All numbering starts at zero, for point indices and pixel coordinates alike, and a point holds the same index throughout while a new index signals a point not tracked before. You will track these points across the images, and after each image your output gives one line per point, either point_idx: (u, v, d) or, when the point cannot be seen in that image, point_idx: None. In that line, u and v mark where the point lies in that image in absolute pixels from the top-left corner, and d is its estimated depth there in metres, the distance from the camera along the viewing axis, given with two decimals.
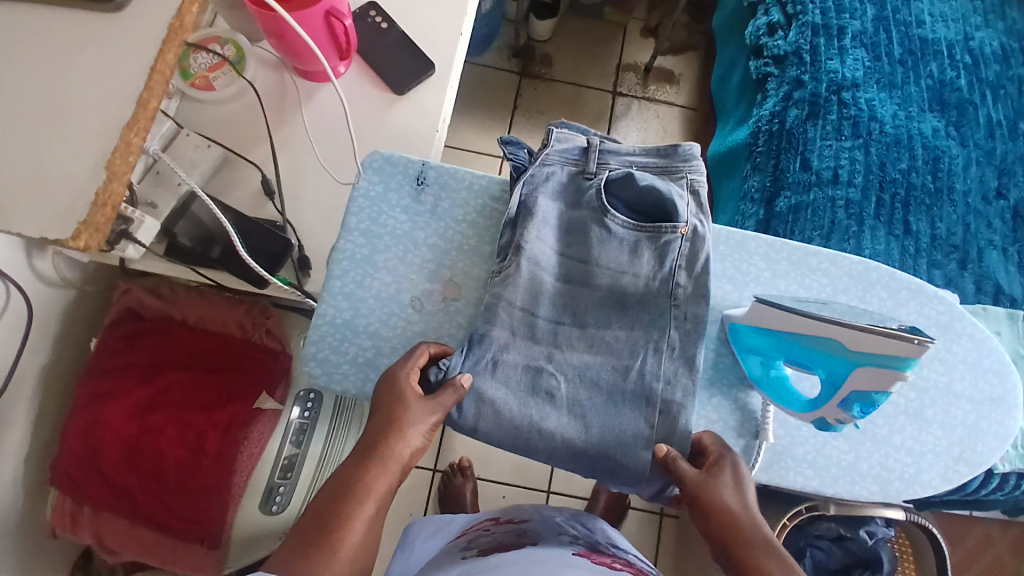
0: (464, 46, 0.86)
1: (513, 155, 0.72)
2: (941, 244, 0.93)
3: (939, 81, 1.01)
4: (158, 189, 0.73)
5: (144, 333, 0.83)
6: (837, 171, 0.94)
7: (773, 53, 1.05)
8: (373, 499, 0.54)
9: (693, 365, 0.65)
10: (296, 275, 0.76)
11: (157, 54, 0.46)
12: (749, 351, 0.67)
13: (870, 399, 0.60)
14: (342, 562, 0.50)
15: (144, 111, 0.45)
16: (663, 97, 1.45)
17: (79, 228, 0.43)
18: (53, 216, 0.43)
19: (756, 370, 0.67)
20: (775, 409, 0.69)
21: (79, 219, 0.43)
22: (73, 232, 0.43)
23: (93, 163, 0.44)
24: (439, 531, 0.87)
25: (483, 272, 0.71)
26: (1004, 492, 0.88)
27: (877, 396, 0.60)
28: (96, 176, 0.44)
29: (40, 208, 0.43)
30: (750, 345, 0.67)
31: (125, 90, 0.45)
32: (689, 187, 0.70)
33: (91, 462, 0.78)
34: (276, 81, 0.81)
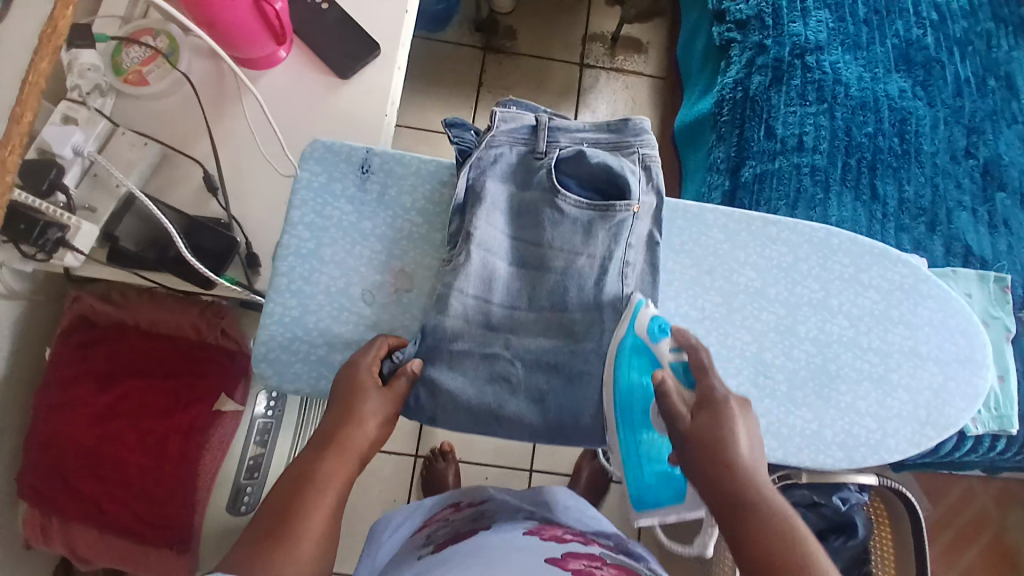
0: (411, 25, 0.83)
1: (459, 139, 0.68)
2: (909, 208, 0.92)
3: (905, 41, 0.99)
4: (96, 192, 0.70)
5: (97, 341, 0.80)
6: (802, 138, 0.92)
7: (735, 18, 1.01)
8: (334, 488, 0.53)
9: None
10: (246, 272, 0.74)
11: (28, 62, 0.39)
12: (640, 468, 0.66)
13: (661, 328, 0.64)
14: (306, 553, 0.49)
15: (17, 127, 0.38)
16: (632, 66, 1.42)
17: None
18: None
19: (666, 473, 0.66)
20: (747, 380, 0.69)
21: None
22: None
23: None
24: (412, 515, 0.87)
25: (435, 260, 0.69)
26: (979, 453, 0.87)
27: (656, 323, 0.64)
28: None
29: None
30: (650, 472, 0.66)
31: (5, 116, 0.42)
32: (641, 163, 0.68)
33: (54, 473, 0.76)
34: (213, 69, 0.78)
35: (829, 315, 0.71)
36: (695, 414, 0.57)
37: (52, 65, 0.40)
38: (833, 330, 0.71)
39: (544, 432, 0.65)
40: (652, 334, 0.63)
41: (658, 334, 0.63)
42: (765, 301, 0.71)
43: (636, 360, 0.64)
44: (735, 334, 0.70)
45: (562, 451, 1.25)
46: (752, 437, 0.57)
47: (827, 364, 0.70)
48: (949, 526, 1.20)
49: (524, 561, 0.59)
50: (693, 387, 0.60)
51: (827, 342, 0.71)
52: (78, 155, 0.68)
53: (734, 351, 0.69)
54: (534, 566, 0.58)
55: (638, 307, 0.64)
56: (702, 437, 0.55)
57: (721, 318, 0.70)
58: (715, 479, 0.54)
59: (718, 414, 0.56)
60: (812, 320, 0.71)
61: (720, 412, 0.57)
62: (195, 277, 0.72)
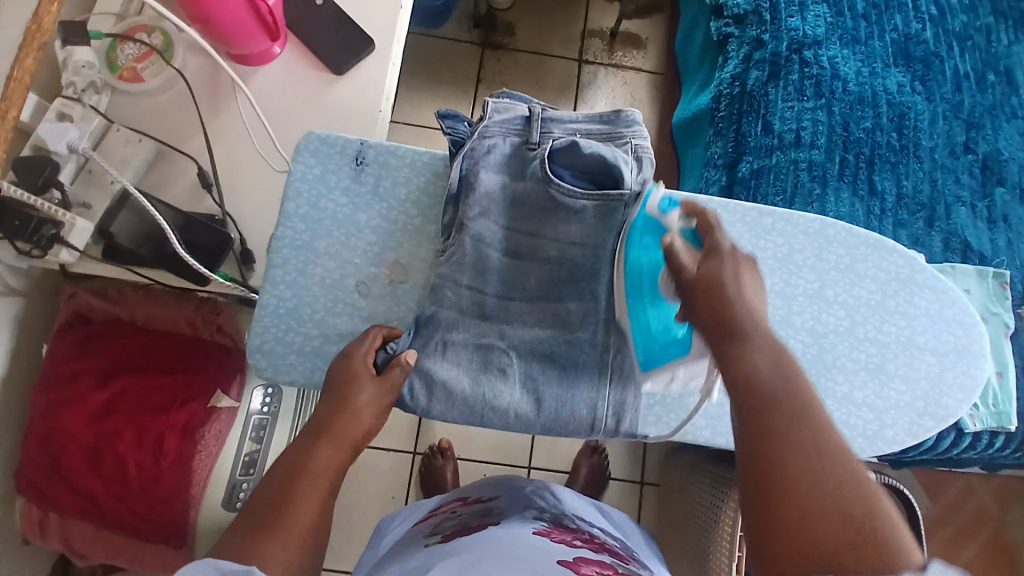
0: (406, 19, 0.83)
1: (452, 129, 0.69)
2: (907, 203, 0.91)
3: (904, 35, 0.98)
4: (91, 189, 0.70)
5: (95, 337, 0.81)
6: (800, 133, 0.92)
7: (733, 12, 1.01)
8: (328, 477, 0.53)
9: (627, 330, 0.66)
10: (240, 270, 0.74)
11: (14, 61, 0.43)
12: (647, 333, 0.63)
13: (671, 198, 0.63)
14: (299, 540, 0.49)
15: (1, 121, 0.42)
16: (631, 62, 1.41)
17: None
18: None
19: (672, 336, 0.62)
20: None
21: None
22: None
23: None
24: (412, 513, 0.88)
25: (430, 251, 0.69)
26: (977, 450, 0.86)
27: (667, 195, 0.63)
28: None
29: None
30: (657, 337, 0.63)
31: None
32: (633, 154, 0.68)
33: (53, 468, 0.77)
34: (208, 64, 0.78)
35: (825, 306, 0.71)
36: (703, 262, 0.57)
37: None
38: (829, 321, 0.71)
39: (540, 425, 0.65)
40: (661, 207, 0.62)
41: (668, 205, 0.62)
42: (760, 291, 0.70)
43: (645, 232, 0.63)
44: None
45: (562, 447, 1.25)
46: (754, 286, 0.58)
47: (824, 355, 0.70)
48: (948, 524, 1.20)
49: (533, 561, 0.59)
50: (702, 245, 0.59)
51: (823, 333, 0.70)
52: (73, 152, 0.68)
53: None
54: (543, 566, 0.58)
55: (649, 193, 0.64)
56: (706, 282, 0.56)
57: None
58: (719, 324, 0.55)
59: (725, 264, 0.57)
60: (807, 311, 0.71)
61: (729, 264, 0.57)
62: (189, 273, 0.72)
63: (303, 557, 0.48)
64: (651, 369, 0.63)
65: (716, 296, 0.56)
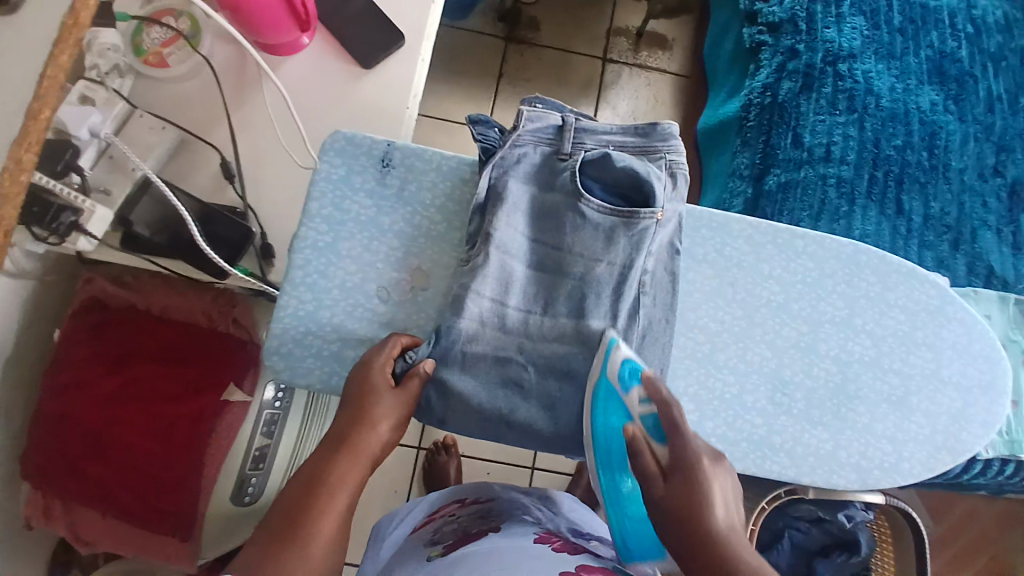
0: (436, 16, 0.82)
1: (483, 135, 0.67)
2: (934, 224, 0.90)
3: (939, 52, 0.96)
4: (113, 175, 0.68)
5: (108, 323, 0.80)
6: (830, 148, 0.90)
7: (767, 20, 0.99)
8: (345, 491, 0.53)
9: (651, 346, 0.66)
10: (261, 264, 0.73)
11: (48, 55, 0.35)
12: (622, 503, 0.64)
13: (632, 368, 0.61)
14: (314, 558, 0.49)
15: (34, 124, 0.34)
16: (655, 63, 1.39)
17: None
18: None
19: (649, 528, 0.63)
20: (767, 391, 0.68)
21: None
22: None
23: None
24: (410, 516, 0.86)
25: (453, 259, 0.68)
26: (986, 477, 0.86)
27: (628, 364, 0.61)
28: None
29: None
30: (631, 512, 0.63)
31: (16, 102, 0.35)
32: (668, 169, 0.67)
33: (60, 454, 0.76)
34: (234, 55, 0.76)
35: (852, 334, 0.70)
36: (668, 474, 0.54)
37: (73, 58, 0.36)
38: (855, 349, 0.69)
39: (555, 439, 0.64)
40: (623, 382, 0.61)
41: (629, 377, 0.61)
42: (787, 315, 0.69)
43: (610, 411, 0.62)
44: (754, 350, 0.68)
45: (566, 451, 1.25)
46: (727, 499, 0.53)
47: (847, 384, 0.69)
48: (949, 547, 1.20)
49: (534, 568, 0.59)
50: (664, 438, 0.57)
51: (849, 361, 0.69)
52: (95, 137, 0.67)
53: (754, 364, 0.68)
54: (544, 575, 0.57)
55: (610, 347, 0.62)
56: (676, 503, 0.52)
57: (740, 332, 0.68)
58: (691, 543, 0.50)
59: (691, 475, 0.53)
60: (834, 338, 0.69)
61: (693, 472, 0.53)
62: (210, 267, 0.71)
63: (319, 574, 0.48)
64: (633, 562, 0.63)
65: (695, 535, 0.50)
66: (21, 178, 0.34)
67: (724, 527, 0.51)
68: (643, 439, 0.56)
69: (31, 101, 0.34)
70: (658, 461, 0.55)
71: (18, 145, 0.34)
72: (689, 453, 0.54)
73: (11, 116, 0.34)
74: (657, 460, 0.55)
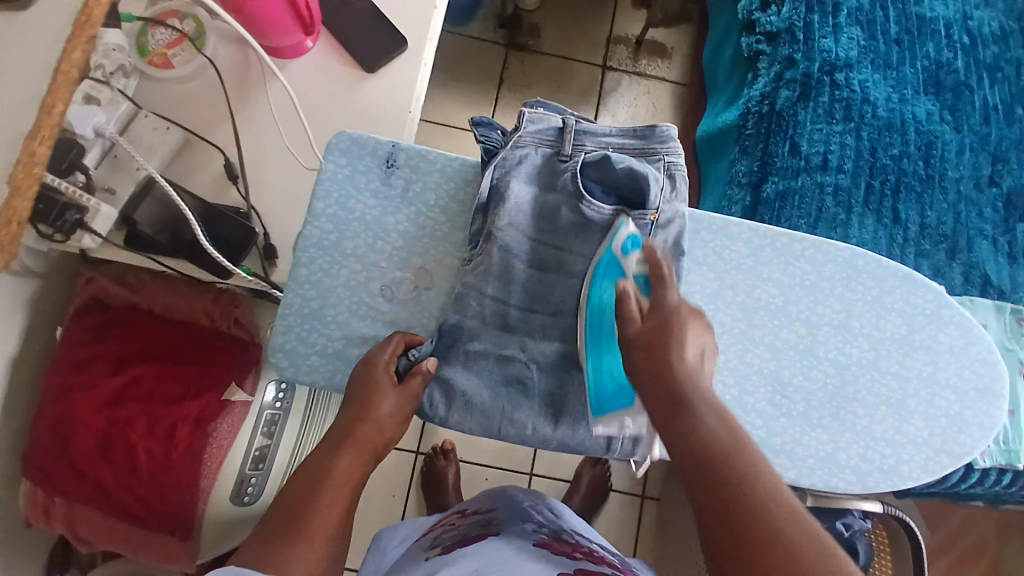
0: (439, 21, 0.82)
1: (485, 137, 0.68)
2: (930, 233, 0.91)
3: (935, 63, 0.97)
4: (116, 174, 0.69)
5: (111, 324, 0.81)
6: (827, 157, 0.91)
7: (766, 29, 1.00)
8: (350, 487, 0.53)
9: None
10: (263, 264, 0.73)
11: (61, 52, 0.36)
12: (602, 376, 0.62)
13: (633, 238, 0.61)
14: (320, 551, 0.49)
15: (49, 118, 0.36)
16: (654, 72, 1.41)
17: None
18: None
19: (622, 382, 0.61)
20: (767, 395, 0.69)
21: None
22: None
23: None
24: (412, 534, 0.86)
25: (456, 259, 0.69)
26: (984, 487, 0.87)
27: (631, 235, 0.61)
28: None
29: None
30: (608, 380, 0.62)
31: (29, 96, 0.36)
32: (666, 171, 0.67)
33: (61, 453, 0.76)
34: (238, 56, 0.77)
35: (850, 337, 0.70)
36: (648, 323, 0.54)
37: (86, 55, 0.38)
38: (853, 352, 0.70)
39: (556, 440, 0.65)
40: (623, 248, 0.61)
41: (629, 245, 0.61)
42: (786, 318, 0.70)
43: (607, 273, 0.62)
44: (753, 351, 0.69)
45: (564, 456, 1.25)
46: (699, 355, 0.54)
47: (845, 386, 0.70)
48: (945, 556, 1.20)
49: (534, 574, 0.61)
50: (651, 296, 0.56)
51: (846, 364, 0.70)
52: (100, 136, 0.67)
53: (753, 365, 0.69)
54: None
55: (620, 226, 0.63)
56: (652, 346, 0.53)
57: (740, 334, 0.69)
58: (661, 381, 0.52)
59: (669, 323, 0.54)
60: (832, 340, 0.70)
61: (673, 321, 0.54)
62: (212, 266, 0.71)
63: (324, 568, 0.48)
64: (602, 415, 0.61)
65: (662, 373, 0.52)
66: (35, 169, 0.36)
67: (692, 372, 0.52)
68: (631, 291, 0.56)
69: (44, 96, 0.36)
70: (641, 310, 0.55)
71: (32, 139, 0.35)
72: (670, 306, 0.54)
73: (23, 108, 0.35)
74: (639, 305, 0.55)
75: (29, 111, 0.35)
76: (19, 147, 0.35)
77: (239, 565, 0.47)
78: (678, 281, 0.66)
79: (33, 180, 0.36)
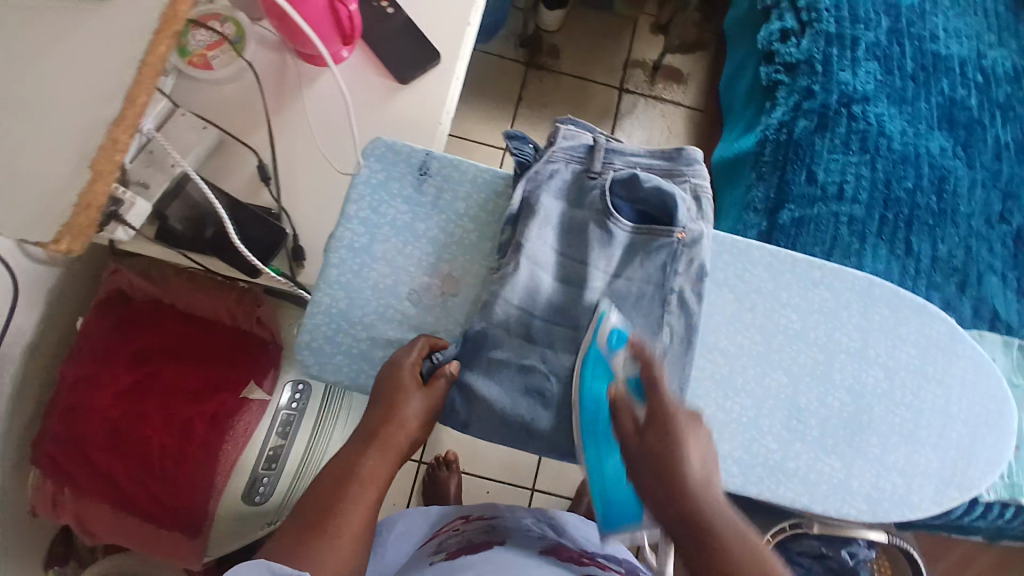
0: (473, 37, 0.84)
1: (518, 150, 0.70)
2: (941, 266, 0.92)
3: (949, 99, 1.00)
4: (152, 169, 0.69)
5: (133, 317, 0.81)
6: (842, 187, 0.94)
7: (784, 60, 1.03)
8: (374, 487, 0.55)
9: (691, 343, 0.67)
10: (291, 264, 0.75)
11: (148, 47, 0.43)
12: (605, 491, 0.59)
13: (618, 332, 0.64)
14: (345, 546, 0.50)
15: (131, 109, 0.42)
16: (670, 96, 1.43)
17: (61, 231, 0.40)
18: (33, 216, 0.41)
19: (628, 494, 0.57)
20: (784, 420, 0.69)
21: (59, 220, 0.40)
22: (55, 236, 0.41)
23: (78, 164, 0.41)
24: (416, 531, 0.85)
25: (482, 268, 0.70)
26: (988, 519, 0.87)
27: (616, 328, 0.64)
28: (78, 175, 0.41)
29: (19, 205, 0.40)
30: (616, 493, 0.58)
31: (115, 90, 0.42)
32: (692, 193, 0.69)
33: (75, 444, 0.76)
34: (276, 61, 0.78)
35: (866, 366, 0.72)
36: (644, 431, 0.52)
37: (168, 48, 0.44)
38: (868, 381, 0.71)
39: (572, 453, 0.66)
40: (610, 343, 0.63)
41: (615, 340, 0.63)
42: (804, 343, 0.71)
43: (597, 374, 0.63)
44: (772, 375, 0.70)
45: (567, 473, 1.25)
46: (707, 458, 0.51)
47: (860, 415, 0.71)
48: None
49: None
50: (643, 397, 0.56)
51: (861, 393, 0.71)
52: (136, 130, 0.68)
53: (771, 388, 0.70)
54: None
55: (602, 316, 0.64)
56: (652, 450, 0.50)
57: (759, 355, 0.70)
58: (658, 473, 0.49)
59: (666, 427, 0.51)
60: (849, 367, 0.71)
61: (673, 421, 0.52)
62: (241, 264, 0.73)
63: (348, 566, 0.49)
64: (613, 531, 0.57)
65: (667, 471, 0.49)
66: (115, 156, 0.42)
67: (698, 471, 0.49)
68: (623, 399, 0.55)
69: (130, 89, 0.42)
70: (636, 419, 0.53)
71: (115, 128, 0.42)
72: (666, 407, 0.53)
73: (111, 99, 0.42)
74: (634, 416, 0.54)
75: (115, 102, 0.42)
76: (103, 135, 0.41)
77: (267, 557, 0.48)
78: (699, 305, 0.68)
79: (113, 165, 0.42)
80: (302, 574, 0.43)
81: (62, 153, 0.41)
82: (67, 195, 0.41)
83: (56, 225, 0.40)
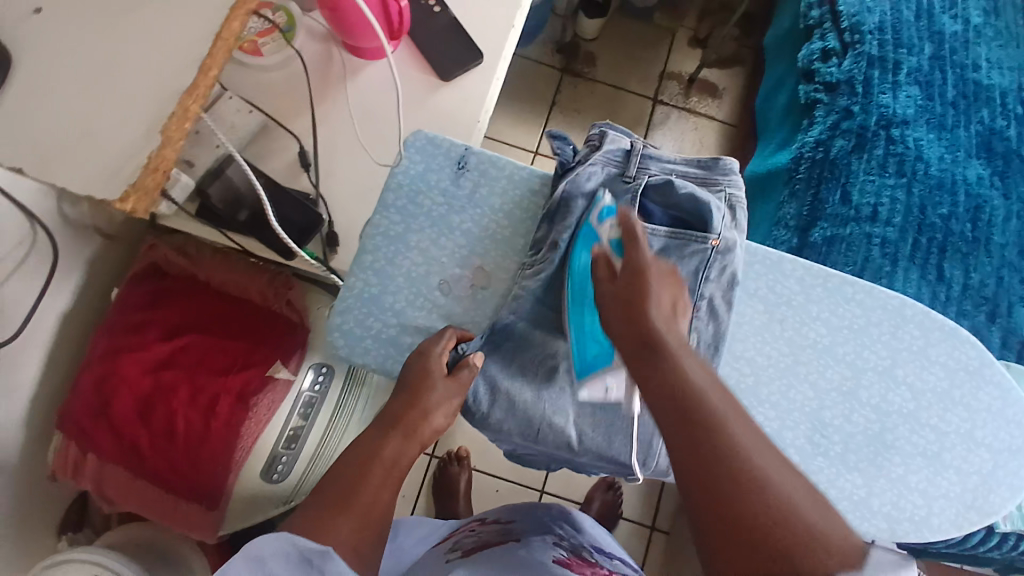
0: (515, 39, 0.85)
1: (560, 150, 0.71)
2: (972, 294, 0.92)
3: (988, 128, 0.99)
4: (197, 147, 0.72)
5: (167, 291, 0.84)
6: (877, 209, 0.93)
7: (824, 80, 1.03)
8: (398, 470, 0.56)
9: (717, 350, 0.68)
10: (325, 250, 0.77)
11: (223, 22, 0.48)
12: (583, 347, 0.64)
13: (607, 207, 0.66)
14: (368, 525, 0.51)
15: (204, 78, 0.47)
16: (704, 109, 1.44)
17: (128, 190, 0.46)
18: (103, 174, 0.46)
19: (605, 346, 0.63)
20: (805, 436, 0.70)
21: (128, 180, 0.46)
22: (121, 194, 0.46)
23: (149, 128, 0.46)
24: (433, 533, 0.87)
25: (515, 263, 0.71)
26: (1001, 550, 0.86)
27: (607, 205, 0.66)
28: (149, 139, 0.47)
29: (88, 163, 0.46)
30: (591, 348, 0.64)
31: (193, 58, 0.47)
32: (727, 202, 0.69)
33: (102, 411, 0.77)
34: (322, 52, 0.80)
35: (893, 385, 0.71)
36: (618, 278, 0.55)
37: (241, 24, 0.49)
38: (895, 401, 0.71)
39: (582, 451, 0.66)
40: (600, 217, 0.65)
41: (603, 214, 0.65)
42: (831, 358, 0.71)
43: (584, 244, 0.66)
44: (797, 388, 0.70)
45: (576, 479, 1.25)
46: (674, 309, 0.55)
47: (884, 433, 0.70)
48: None
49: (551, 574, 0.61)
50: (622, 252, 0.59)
51: (887, 411, 0.71)
52: None
53: (796, 402, 0.70)
54: None
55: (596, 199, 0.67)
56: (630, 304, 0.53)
57: (785, 368, 0.70)
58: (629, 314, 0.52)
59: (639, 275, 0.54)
60: (875, 386, 0.71)
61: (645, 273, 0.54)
62: (278, 245, 0.74)
63: (370, 544, 0.50)
64: (585, 376, 0.63)
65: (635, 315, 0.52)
66: (185, 123, 0.47)
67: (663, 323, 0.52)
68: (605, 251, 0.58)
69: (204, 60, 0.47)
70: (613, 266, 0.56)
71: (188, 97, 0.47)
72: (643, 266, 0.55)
73: (187, 69, 0.47)
74: (611, 266, 0.56)
75: (190, 70, 0.47)
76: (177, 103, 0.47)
77: (293, 529, 0.49)
78: (729, 314, 0.68)
79: (182, 132, 0.48)
80: (327, 551, 0.45)
81: (134, 118, 0.46)
82: (138, 157, 0.46)
83: (126, 184, 0.46)
